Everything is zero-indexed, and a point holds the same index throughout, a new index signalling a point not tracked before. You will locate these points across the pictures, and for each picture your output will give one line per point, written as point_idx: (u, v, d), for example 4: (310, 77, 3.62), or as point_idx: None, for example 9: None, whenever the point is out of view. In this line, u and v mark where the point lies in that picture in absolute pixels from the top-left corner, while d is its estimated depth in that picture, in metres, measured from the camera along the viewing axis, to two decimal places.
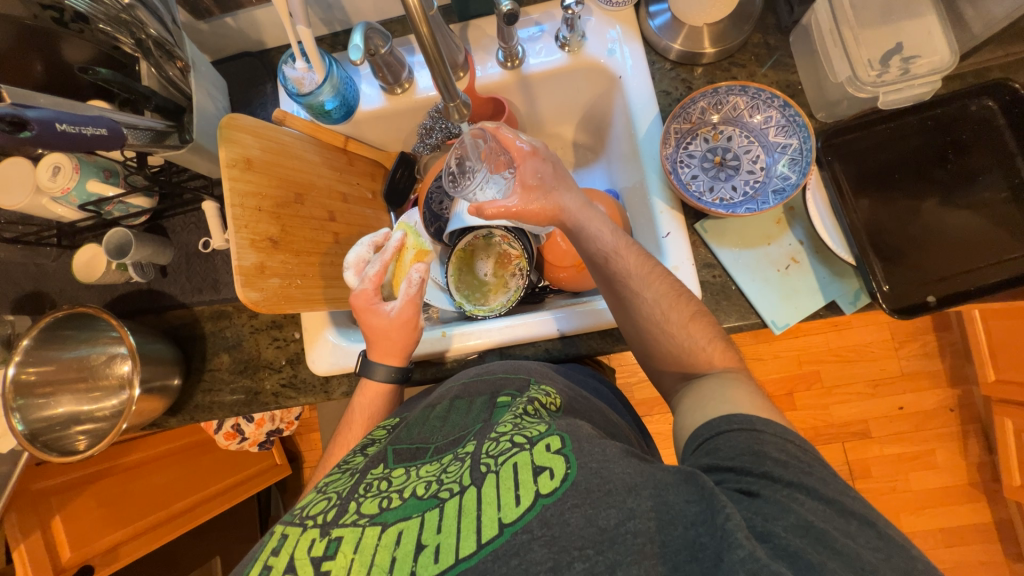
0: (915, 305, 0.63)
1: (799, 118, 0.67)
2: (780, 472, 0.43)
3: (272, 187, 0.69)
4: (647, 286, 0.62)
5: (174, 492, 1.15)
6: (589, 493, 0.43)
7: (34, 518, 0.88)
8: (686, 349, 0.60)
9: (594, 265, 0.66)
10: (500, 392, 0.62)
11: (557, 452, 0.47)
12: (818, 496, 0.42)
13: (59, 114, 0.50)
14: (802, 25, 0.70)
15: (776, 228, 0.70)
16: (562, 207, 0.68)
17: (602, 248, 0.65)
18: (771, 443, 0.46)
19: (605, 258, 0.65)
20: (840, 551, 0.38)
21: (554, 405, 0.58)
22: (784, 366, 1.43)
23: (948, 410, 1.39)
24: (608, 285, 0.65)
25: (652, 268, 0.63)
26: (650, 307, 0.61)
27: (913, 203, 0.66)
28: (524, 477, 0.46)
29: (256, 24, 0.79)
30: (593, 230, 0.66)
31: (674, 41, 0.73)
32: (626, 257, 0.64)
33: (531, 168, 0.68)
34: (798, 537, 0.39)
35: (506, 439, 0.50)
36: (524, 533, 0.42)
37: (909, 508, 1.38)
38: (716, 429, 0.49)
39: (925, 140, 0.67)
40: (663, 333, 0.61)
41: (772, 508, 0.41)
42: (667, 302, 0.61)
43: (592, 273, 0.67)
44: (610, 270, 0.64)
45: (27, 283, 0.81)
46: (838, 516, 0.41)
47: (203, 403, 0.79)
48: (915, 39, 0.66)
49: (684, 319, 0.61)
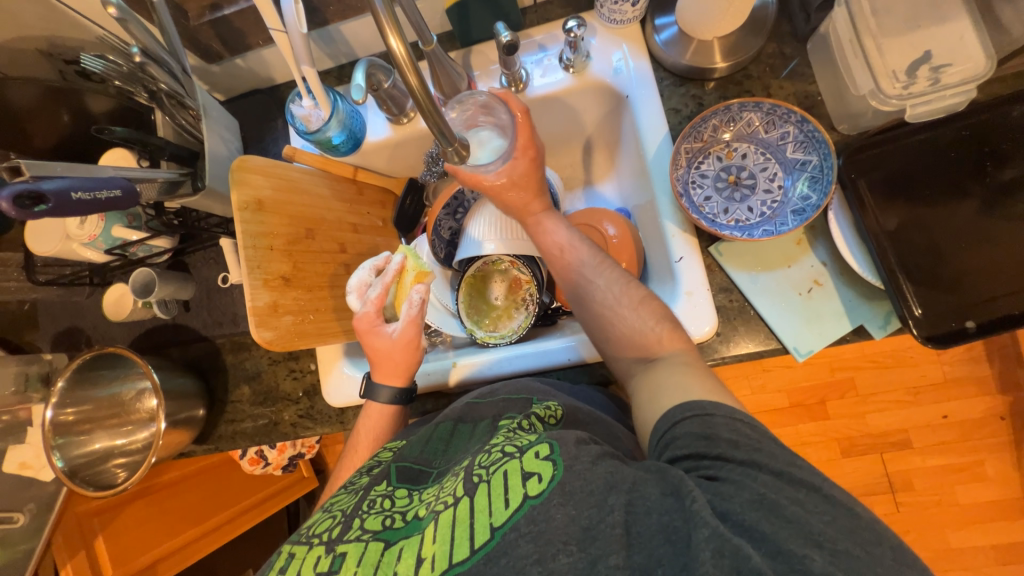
0: (951, 332, 0.58)
1: (819, 134, 0.63)
2: (733, 453, 0.44)
3: (283, 225, 0.71)
4: (599, 274, 0.65)
5: (206, 509, 1.19)
6: (572, 495, 0.43)
7: (78, 539, 0.94)
8: (635, 329, 0.60)
9: (552, 257, 0.70)
10: (502, 414, 0.60)
11: (546, 458, 0.46)
12: (769, 470, 0.42)
13: (75, 182, 0.51)
14: (820, 33, 0.67)
15: (797, 249, 0.67)
16: (530, 210, 0.71)
17: (558, 241, 0.70)
18: (724, 425, 0.46)
19: (561, 251, 0.69)
20: (790, 518, 0.39)
21: (553, 418, 0.58)
22: (816, 373, 1.37)
23: (999, 419, 1.30)
24: (565, 276, 0.69)
25: (605, 260, 0.67)
26: (602, 293, 0.64)
27: (945, 218, 0.61)
28: (513, 481, 0.45)
29: (264, 63, 0.80)
30: (549, 227, 0.71)
31: (682, 56, 0.71)
32: (579, 249, 0.68)
33: (517, 197, 0.70)
34: (753, 511, 0.40)
35: (496, 449, 0.49)
36: (512, 532, 0.42)
37: (956, 524, 1.31)
38: (673, 420, 0.49)
39: (959, 149, 0.62)
40: (615, 315, 0.62)
41: (729, 487, 0.42)
42: (619, 287, 0.63)
43: (549, 267, 0.72)
44: (565, 259, 0.69)
45: (65, 320, 0.86)
46: (788, 486, 0.41)
47: (227, 433, 0.82)
48: (944, 46, 0.61)
49: (634, 302, 0.62)
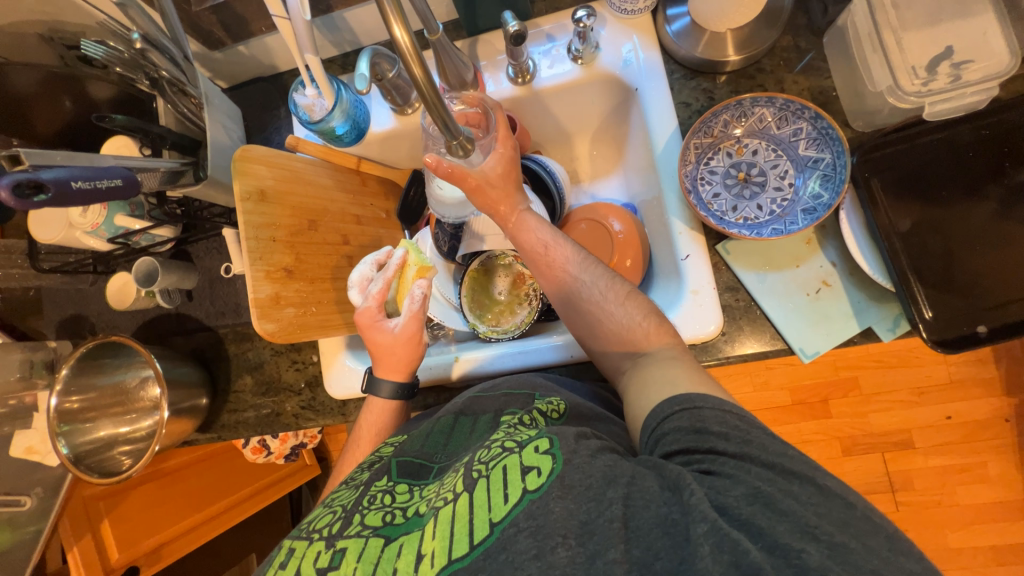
0: (964, 336, 0.57)
1: (833, 131, 0.62)
2: (724, 445, 0.43)
3: (286, 217, 0.70)
4: (586, 270, 0.64)
5: (210, 494, 1.21)
6: (572, 488, 0.43)
7: (84, 523, 0.96)
8: (624, 325, 0.60)
9: (535, 255, 0.67)
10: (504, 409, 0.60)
11: (545, 452, 0.46)
12: (761, 462, 0.42)
13: (74, 171, 0.51)
14: (837, 26, 0.65)
15: (806, 249, 0.66)
16: (509, 204, 0.67)
17: (542, 238, 0.67)
18: (713, 418, 0.45)
19: (545, 249, 0.66)
20: (785, 512, 0.38)
21: (556, 413, 0.57)
22: (819, 372, 1.36)
23: (1003, 421, 1.29)
24: (548, 275, 0.67)
25: (589, 256, 0.66)
26: (589, 289, 0.63)
27: (958, 219, 0.60)
28: (511, 477, 0.45)
29: (268, 50, 0.79)
30: (530, 223, 0.67)
31: (694, 49, 0.69)
32: (563, 247, 0.66)
33: (496, 195, 0.66)
34: (748, 505, 0.39)
35: (496, 444, 0.49)
36: (511, 528, 0.42)
37: (956, 524, 1.30)
38: (661, 417, 0.48)
39: (977, 148, 0.60)
40: (603, 313, 0.62)
41: (725, 482, 0.41)
42: (605, 283, 0.63)
43: (531, 267, 0.68)
44: (550, 258, 0.66)
45: (69, 307, 0.86)
46: (780, 477, 0.41)
47: (230, 422, 0.83)
48: (965, 42, 0.60)
49: (620, 297, 0.61)
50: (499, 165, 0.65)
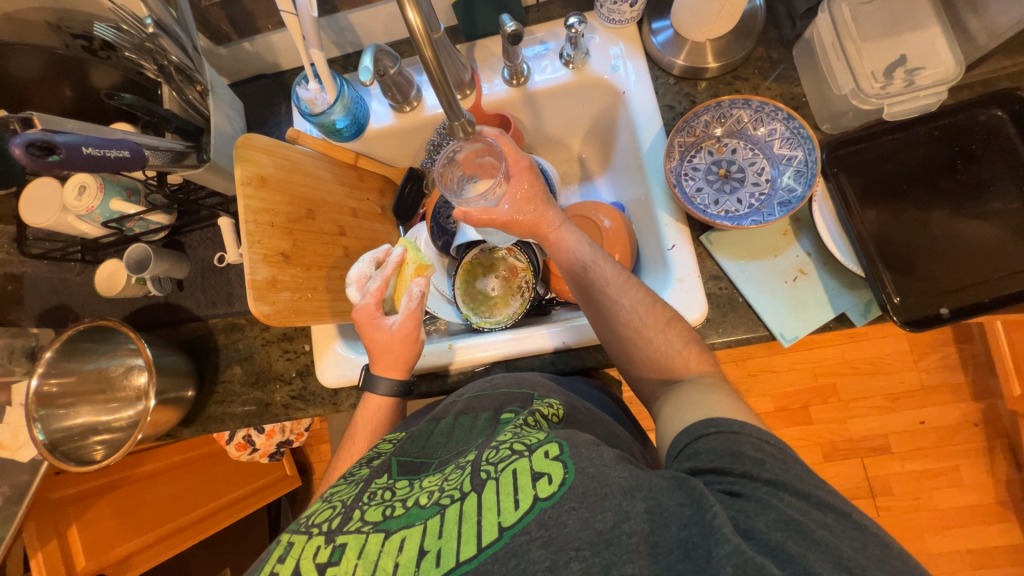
0: (927, 317, 0.62)
1: (804, 130, 0.67)
2: (758, 471, 0.44)
3: (284, 204, 0.72)
4: (624, 294, 0.65)
5: (185, 503, 1.16)
6: (586, 497, 0.43)
7: (51, 528, 0.91)
8: (661, 352, 0.61)
9: (575, 275, 0.70)
10: (504, 407, 0.61)
11: (556, 459, 0.46)
12: (795, 492, 0.42)
13: (87, 138, 0.52)
14: (804, 38, 0.71)
15: (783, 240, 0.70)
16: (544, 220, 0.72)
17: (580, 259, 0.70)
18: (748, 444, 0.46)
19: (583, 269, 0.69)
20: (818, 542, 0.39)
21: (557, 416, 0.57)
22: (798, 378, 1.41)
23: (973, 426, 1.34)
24: (587, 295, 0.68)
25: (630, 279, 0.67)
26: (628, 313, 0.63)
27: (922, 214, 0.65)
28: (523, 482, 0.45)
29: (272, 48, 0.82)
30: (571, 245, 0.71)
31: (677, 57, 0.74)
32: (603, 267, 0.68)
33: (528, 215, 0.72)
34: (778, 531, 0.39)
35: (506, 446, 0.50)
36: (522, 535, 0.42)
37: (934, 529, 1.33)
38: (696, 434, 0.49)
39: (933, 150, 0.66)
40: (642, 338, 0.62)
41: (754, 506, 0.41)
42: (644, 308, 0.63)
43: (570, 283, 0.71)
44: (587, 278, 0.68)
45: (52, 297, 0.85)
46: (815, 509, 0.41)
47: (216, 414, 0.81)
48: (917, 51, 0.66)
49: (660, 324, 0.62)
50: (518, 194, 0.71)
